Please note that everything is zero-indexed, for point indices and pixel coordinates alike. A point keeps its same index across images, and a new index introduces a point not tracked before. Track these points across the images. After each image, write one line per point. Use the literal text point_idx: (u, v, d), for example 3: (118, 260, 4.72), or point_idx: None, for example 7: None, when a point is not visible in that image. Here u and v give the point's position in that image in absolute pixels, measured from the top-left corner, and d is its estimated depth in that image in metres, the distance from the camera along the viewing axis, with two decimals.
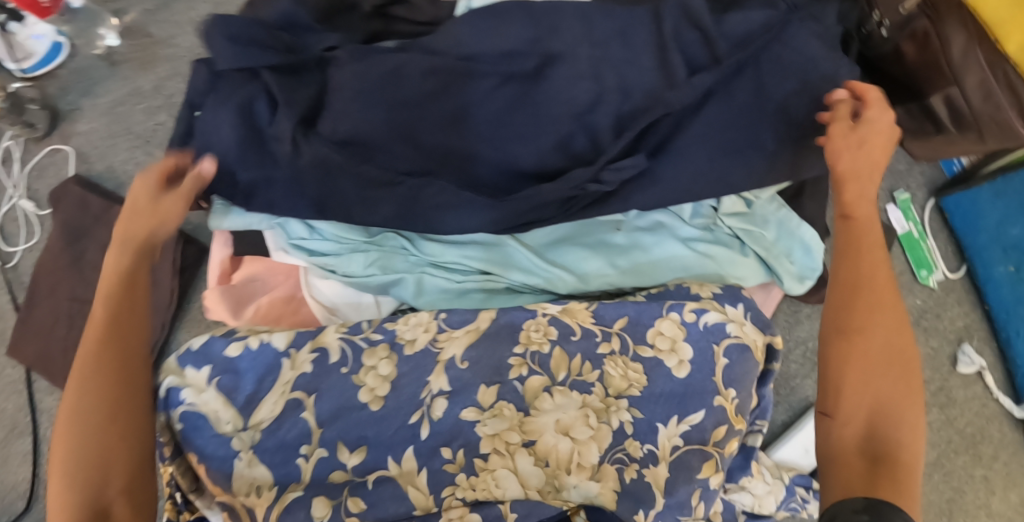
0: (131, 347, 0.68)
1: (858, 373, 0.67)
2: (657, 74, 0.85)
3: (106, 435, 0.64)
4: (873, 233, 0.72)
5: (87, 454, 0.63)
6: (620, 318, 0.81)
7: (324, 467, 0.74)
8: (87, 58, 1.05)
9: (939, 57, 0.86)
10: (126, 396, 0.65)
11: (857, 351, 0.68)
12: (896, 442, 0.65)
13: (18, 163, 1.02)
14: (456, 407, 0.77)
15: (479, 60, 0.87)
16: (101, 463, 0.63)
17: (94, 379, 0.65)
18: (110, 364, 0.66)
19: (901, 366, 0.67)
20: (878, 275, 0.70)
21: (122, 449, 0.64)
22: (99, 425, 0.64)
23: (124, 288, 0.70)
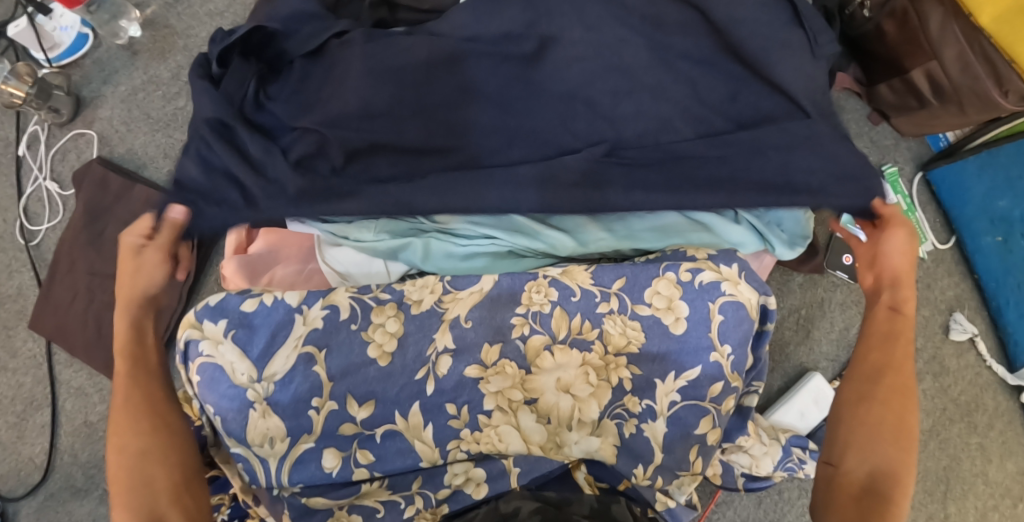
0: (149, 388, 0.78)
1: (867, 436, 0.76)
2: (649, 55, 0.90)
3: (148, 458, 0.74)
4: (908, 326, 0.81)
5: (132, 477, 0.73)
6: (618, 279, 0.83)
7: (335, 419, 0.77)
8: (110, 48, 1.10)
9: (918, 34, 0.90)
10: (156, 421, 0.76)
11: (869, 415, 0.77)
12: (890, 498, 0.72)
13: (43, 146, 1.07)
14: (460, 364, 0.80)
15: (482, 41, 0.92)
16: (147, 484, 0.73)
17: (127, 418, 0.75)
18: (137, 401, 0.76)
19: (907, 438, 0.75)
20: (904, 363, 0.79)
21: (163, 465, 0.74)
22: (138, 448, 0.74)
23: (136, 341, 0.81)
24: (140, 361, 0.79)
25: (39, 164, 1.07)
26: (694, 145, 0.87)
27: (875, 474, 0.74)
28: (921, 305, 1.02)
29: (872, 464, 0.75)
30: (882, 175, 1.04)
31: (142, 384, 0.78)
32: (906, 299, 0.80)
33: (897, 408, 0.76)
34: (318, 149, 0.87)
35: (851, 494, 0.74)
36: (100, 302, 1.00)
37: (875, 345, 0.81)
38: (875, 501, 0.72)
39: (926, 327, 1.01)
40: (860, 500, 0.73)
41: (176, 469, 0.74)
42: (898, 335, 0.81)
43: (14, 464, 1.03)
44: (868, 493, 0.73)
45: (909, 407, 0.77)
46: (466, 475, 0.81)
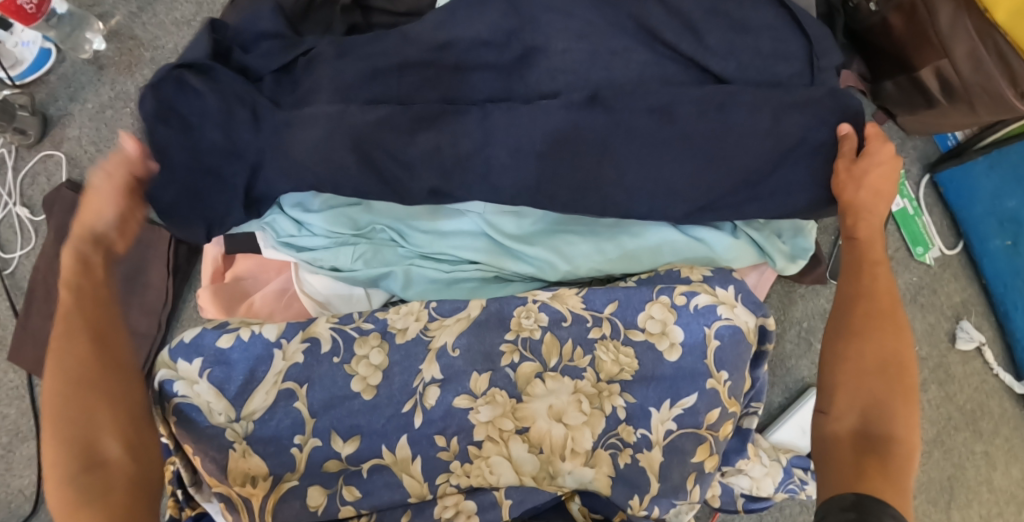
0: (96, 314, 0.68)
1: (852, 378, 0.70)
2: (642, 67, 0.86)
3: (87, 394, 0.64)
4: (879, 252, 0.76)
5: (67, 414, 0.63)
6: (610, 303, 0.80)
7: (319, 456, 0.75)
8: (74, 63, 1.06)
9: (927, 29, 0.85)
10: (101, 355, 0.66)
11: (851, 353, 0.72)
12: (890, 437, 0.67)
13: (12, 170, 1.03)
14: (448, 395, 0.77)
15: (457, 47, 0.86)
16: (91, 442, 0.63)
17: (64, 346, 0.65)
18: (80, 327, 0.66)
19: (897, 373, 0.70)
20: (879, 288, 0.74)
21: (104, 402, 0.64)
22: (75, 380, 0.64)
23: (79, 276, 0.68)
24: (86, 289, 0.68)
25: (8, 188, 1.03)
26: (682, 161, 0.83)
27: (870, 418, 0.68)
28: (927, 312, 0.97)
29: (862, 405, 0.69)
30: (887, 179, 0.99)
31: (86, 314, 0.67)
32: (870, 222, 0.76)
33: (879, 340, 0.71)
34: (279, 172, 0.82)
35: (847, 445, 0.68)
36: None
37: (857, 281, 0.75)
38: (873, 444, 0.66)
39: (932, 334, 0.97)
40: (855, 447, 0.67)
41: (121, 403, 0.65)
42: (874, 260, 0.76)
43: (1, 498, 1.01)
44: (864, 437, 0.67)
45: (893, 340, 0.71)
46: (456, 508, 0.78)
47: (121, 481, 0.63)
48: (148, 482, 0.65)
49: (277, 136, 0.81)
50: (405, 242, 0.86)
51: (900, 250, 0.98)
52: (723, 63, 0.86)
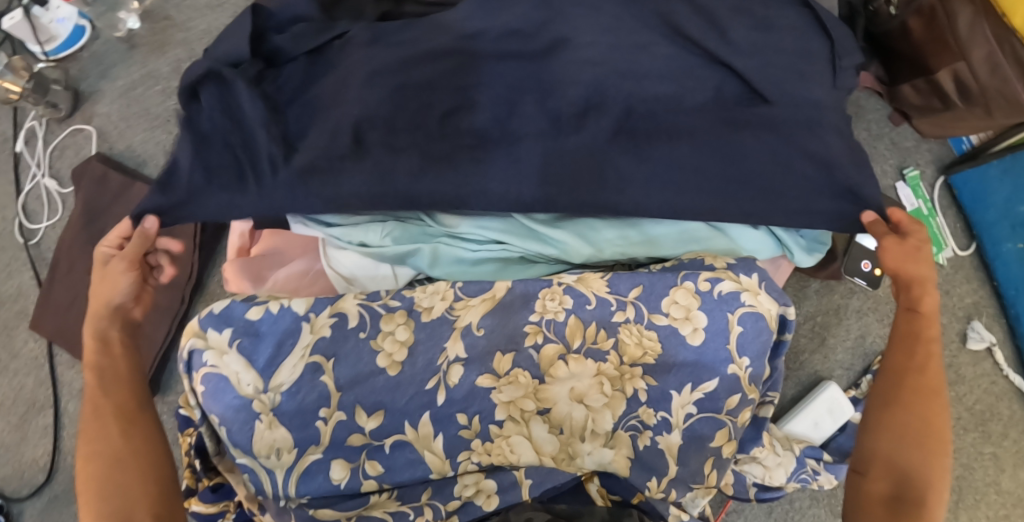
0: (122, 397, 0.74)
1: (891, 446, 0.74)
2: (670, 61, 0.87)
3: (119, 473, 0.71)
4: (932, 323, 0.79)
5: (107, 493, 0.70)
6: (634, 287, 0.81)
7: (343, 430, 0.76)
8: (108, 41, 1.07)
9: (946, 33, 0.88)
10: (130, 433, 0.73)
11: (895, 421, 0.75)
12: (922, 506, 0.71)
13: (41, 143, 1.05)
14: (471, 374, 0.78)
15: (488, 36, 0.88)
16: (122, 497, 0.70)
17: (97, 429, 0.72)
18: (106, 409, 0.73)
19: (935, 451, 0.73)
20: (929, 364, 0.76)
21: (137, 479, 0.71)
22: (110, 460, 0.71)
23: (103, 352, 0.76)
24: (109, 372, 0.76)
25: (37, 160, 1.05)
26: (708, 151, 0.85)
27: (905, 488, 0.72)
28: (939, 312, 0.99)
29: (898, 473, 0.73)
30: (902, 179, 1.03)
31: (113, 399, 0.74)
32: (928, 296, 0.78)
33: (923, 413, 0.74)
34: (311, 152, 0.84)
35: (879, 509, 0.72)
36: None
37: (906, 352, 0.78)
38: (902, 514, 0.71)
39: (943, 334, 0.99)
40: (885, 513, 0.71)
41: (152, 477, 0.72)
42: (925, 332, 0.78)
43: (16, 466, 1.02)
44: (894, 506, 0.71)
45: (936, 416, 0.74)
46: (476, 486, 0.79)
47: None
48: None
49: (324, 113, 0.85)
50: (431, 220, 0.87)
51: None
52: (749, 59, 0.87)
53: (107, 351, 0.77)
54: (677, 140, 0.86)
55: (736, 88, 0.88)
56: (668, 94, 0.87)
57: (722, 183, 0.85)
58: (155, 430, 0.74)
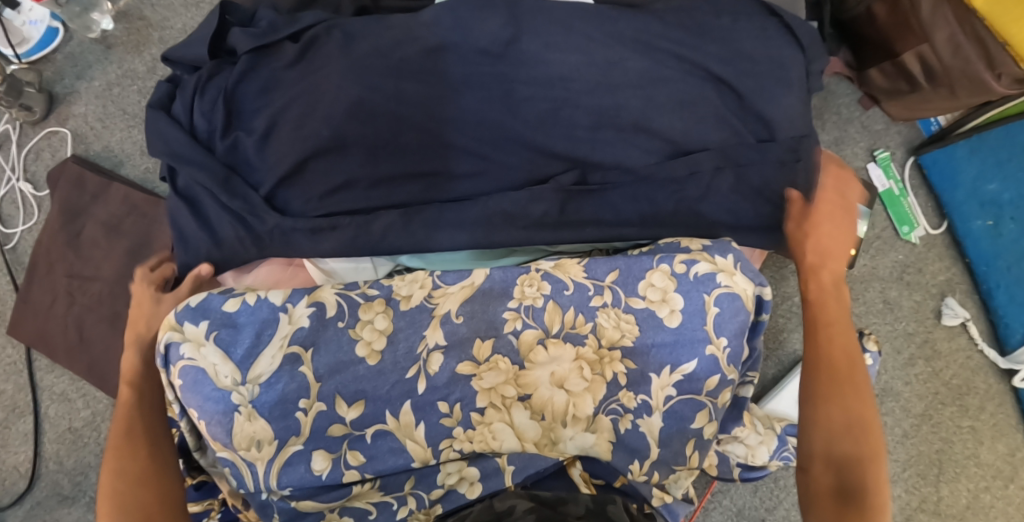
0: (155, 423, 0.77)
1: (825, 439, 0.72)
2: (640, 51, 0.89)
3: (142, 492, 0.72)
4: (831, 306, 0.79)
5: (123, 509, 0.70)
6: (611, 271, 0.82)
7: (324, 420, 0.76)
8: (82, 42, 1.07)
9: (909, 16, 0.89)
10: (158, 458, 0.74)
11: (823, 414, 0.73)
12: (866, 491, 0.69)
13: (16, 146, 1.04)
14: (452, 361, 0.79)
15: (461, 22, 0.88)
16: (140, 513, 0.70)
17: (126, 447, 0.74)
18: (139, 431, 0.75)
19: (868, 438, 0.71)
20: (836, 349, 0.77)
21: (158, 502, 0.71)
22: (138, 480, 0.72)
23: (145, 375, 0.80)
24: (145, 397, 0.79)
25: (12, 163, 1.04)
26: (682, 126, 0.88)
27: (850, 480, 0.70)
28: (913, 290, 1.00)
29: (838, 463, 0.71)
30: (874, 160, 1.03)
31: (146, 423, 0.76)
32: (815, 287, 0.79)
33: (848, 400, 0.73)
34: (283, 146, 0.86)
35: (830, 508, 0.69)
36: (81, 305, 0.99)
37: (815, 340, 0.78)
38: (851, 505, 0.68)
39: (918, 311, 1.00)
40: (835, 507, 0.69)
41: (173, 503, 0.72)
42: (829, 324, 0.79)
43: None
44: (843, 500, 0.69)
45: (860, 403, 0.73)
46: (460, 474, 0.79)
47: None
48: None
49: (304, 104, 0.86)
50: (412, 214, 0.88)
51: (888, 230, 1.02)
52: (717, 46, 0.89)
53: (148, 375, 0.80)
54: (648, 127, 0.88)
55: (704, 74, 0.89)
56: (640, 81, 0.88)
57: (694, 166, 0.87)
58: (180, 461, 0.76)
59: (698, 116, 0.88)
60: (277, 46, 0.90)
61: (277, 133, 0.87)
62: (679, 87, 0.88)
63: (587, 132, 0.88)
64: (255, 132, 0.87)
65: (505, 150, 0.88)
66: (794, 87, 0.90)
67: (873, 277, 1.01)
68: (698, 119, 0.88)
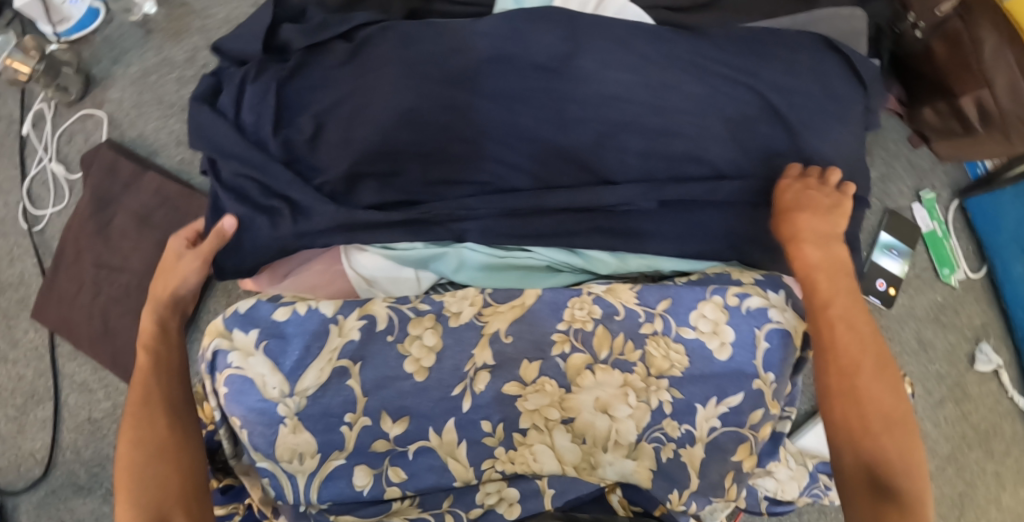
0: (171, 391, 0.76)
1: (848, 423, 0.71)
2: (701, 78, 0.86)
3: (153, 458, 0.71)
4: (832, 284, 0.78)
5: (140, 483, 0.69)
6: (663, 299, 0.81)
7: (367, 435, 0.75)
8: (122, 24, 1.05)
9: (970, 58, 0.89)
10: (175, 426, 0.73)
11: (835, 400, 0.73)
12: (893, 470, 0.68)
13: (49, 126, 1.03)
14: (497, 381, 0.78)
15: (519, 34, 0.85)
16: (156, 487, 0.69)
17: (145, 417, 0.73)
18: (157, 399, 0.75)
19: (887, 420, 0.70)
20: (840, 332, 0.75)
21: (173, 471, 0.70)
22: (153, 448, 0.71)
23: (160, 340, 0.80)
24: (161, 363, 0.78)
25: (45, 144, 1.02)
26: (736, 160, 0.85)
27: (888, 468, 0.68)
28: (948, 331, 1.01)
29: (863, 446, 0.70)
30: (918, 201, 1.04)
31: (165, 391, 0.76)
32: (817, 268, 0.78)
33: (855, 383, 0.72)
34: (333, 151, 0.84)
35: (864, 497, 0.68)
36: (107, 296, 0.96)
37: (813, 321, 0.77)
38: (882, 486, 0.68)
39: (951, 354, 1.01)
40: (871, 496, 0.68)
41: (184, 474, 0.71)
42: (827, 306, 0.77)
43: (13, 459, 0.99)
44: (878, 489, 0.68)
45: (881, 391, 0.72)
46: (498, 494, 0.79)
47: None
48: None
49: (356, 108, 0.84)
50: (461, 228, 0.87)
51: (927, 270, 1.03)
52: (777, 77, 0.87)
53: (162, 340, 0.80)
54: (704, 155, 0.84)
55: (764, 104, 0.86)
56: (699, 109, 0.85)
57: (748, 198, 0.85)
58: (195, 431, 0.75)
59: (755, 147, 0.85)
60: (329, 45, 0.88)
61: (326, 137, 0.85)
62: (737, 117, 0.86)
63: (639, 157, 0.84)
64: (300, 132, 0.84)
65: (557, 169, 0.85)
66: (851, 124, 0.89)
67: (910, 316, 1.01)
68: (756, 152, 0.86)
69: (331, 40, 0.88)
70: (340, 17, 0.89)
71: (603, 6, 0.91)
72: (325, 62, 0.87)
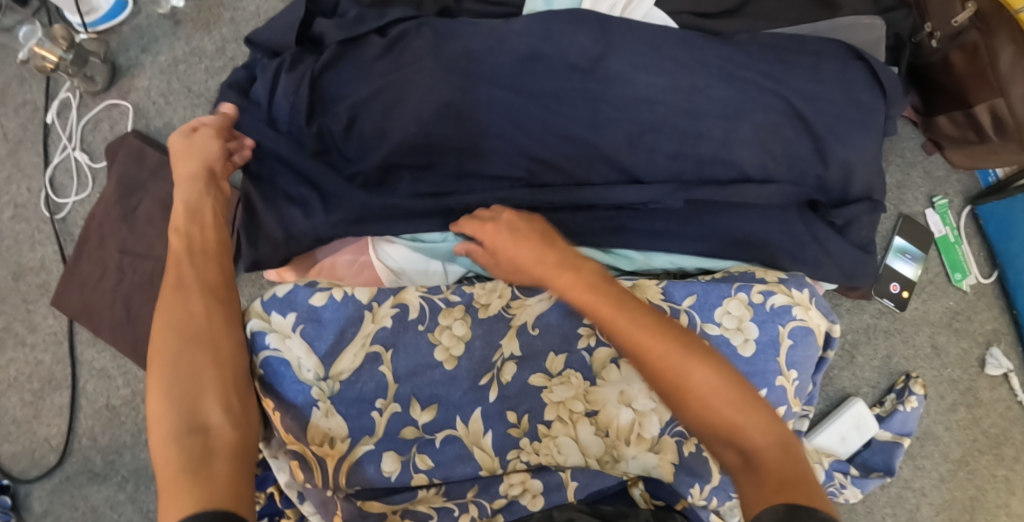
0: (206, 271, 0.71)
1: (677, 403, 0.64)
2: (728, 80, 0.88)
3: (191, 350, 0.65)
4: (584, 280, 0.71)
5: (176, 364, 0.64)
6: (689, 295, 0.82)
7: (397, 421, 0.76)
8: (150, 16, 1.06)
9: (987, 69, 0.91)
10: (212, 310, 0.68)
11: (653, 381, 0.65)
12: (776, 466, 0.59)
13: (75, 114, 1.04)
14: (525, 372, 0.79)
15: (551, 34, 0.87)
16: (191, 372, 0.64)
17: (178, 302, 0.68)
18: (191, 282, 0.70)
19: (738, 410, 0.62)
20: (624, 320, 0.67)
21: (209, 357, 0.65)
22: (188, 335, 0.66)
23: (190, 219, 0.76)
24: (195, 246, 0.74)
25: (70, 131, 1.04)
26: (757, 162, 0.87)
27: (740, 440, 0.61)
28: (960, 337, 1.04)
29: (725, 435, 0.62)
30: (932, 206, 1.07)
31: (206, 281, 0.70)
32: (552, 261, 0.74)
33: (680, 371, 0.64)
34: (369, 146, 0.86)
35: (739, 475, 0.61)
36: (131, 282, 0.97)
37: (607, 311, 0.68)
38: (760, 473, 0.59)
39: (963, 359, 1.04)
40: (783, 487, 0.57)
41: (226, 370, 0.66)
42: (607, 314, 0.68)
43: (27, 445, 0.99)
44: (751, 468, 0.60)
45: (704, 367, 0.63)
46: (523, 486, 0.79)
47: (218, 445, 0.61)
48: (241, 451, 0.62)
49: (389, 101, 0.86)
50: None
51: (940, 275, 1.06)
52: (801, 82, 0.89)
53: (194, 221, 0.76)
54: (729, 156, 0.87)
55: (788, 109, 0.89)
56: (725, 112, 0.87)
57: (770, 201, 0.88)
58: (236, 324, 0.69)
59: (780, 150, 0.88)
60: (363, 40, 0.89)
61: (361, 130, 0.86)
62: (762, 121, 0.87)
63: (665, 158, 0.87)
64: (336, 122, 0.86)
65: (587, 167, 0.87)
66: (872, 130, 0.91)
67: (924, 321, 1.04)
68: (779, 155, 0.88)
69: (366, 34, 0.89)
70: (375, 12, 0.90)
71: (632, 10, 0.93)
72: (359, 56, 0.88)
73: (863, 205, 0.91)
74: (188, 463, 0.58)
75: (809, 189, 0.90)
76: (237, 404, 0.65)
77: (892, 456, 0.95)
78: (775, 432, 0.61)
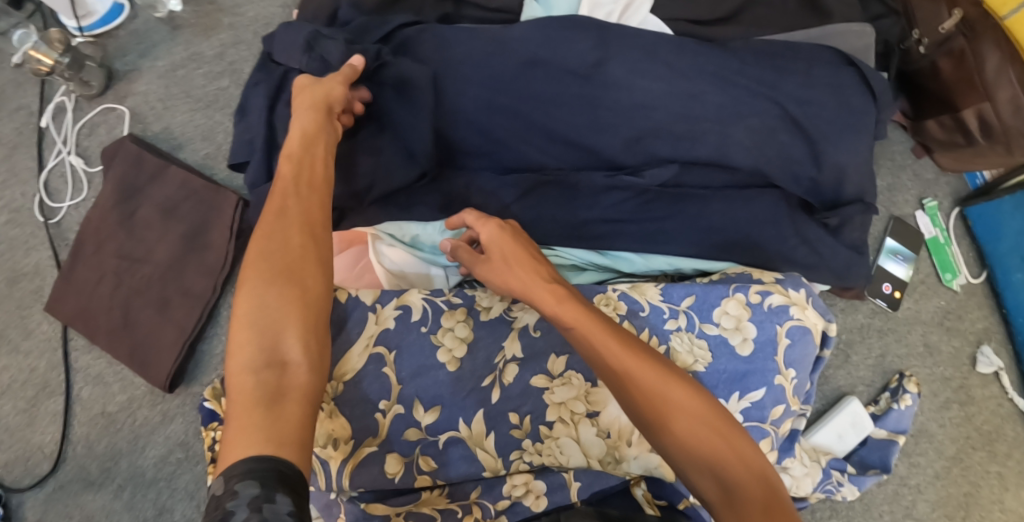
0: (309, 206, 0.69)
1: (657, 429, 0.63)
2: (725, 84, 0.89)
3: (281, 290, 0.63)
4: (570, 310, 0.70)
5: (263, 300, 0.62)
6: (687, 297, 0.83)
7: (400, 424, 0.77)
8: (148, 20, 1.07)
9: (973, 73, 0.93)
10: (308, 246, 0.66)
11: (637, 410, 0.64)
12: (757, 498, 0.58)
13: (71, 117, 1.04)
14: (526, 374, 0.79)
15: (550, 40, 0.88)
16: (279, 309, 0.62)
17: (277, 229, 0.66)
18: (292, 213, 0.67)
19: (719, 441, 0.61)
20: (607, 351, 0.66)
21: (298, 296, 0.63)
22: (285, 267, 0.64)
23: (306, 146, 0.73)
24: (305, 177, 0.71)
25: (65, 135, 1.03)
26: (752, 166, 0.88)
27: (722, 471, 0.60)
28: (952, 335, 1.06)
29: (706, 466, 0.61)
30: (922, 208, 1.09)
31: (305, 217, 0.68)
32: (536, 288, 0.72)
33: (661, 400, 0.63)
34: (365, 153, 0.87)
35: (721, 512, 0.59)
36: (127, 288, 0.96)
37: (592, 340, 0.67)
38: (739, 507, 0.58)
39: (955, 357, 1.05)
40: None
41: (312, 312, 0.64)
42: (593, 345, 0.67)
43: (20, 452, 0.97)
44: (732, 501, 0.59)
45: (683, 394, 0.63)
46: (526, 487, 0.79)
47: (295, 387, 0.60)
48: (312, 402, 0.60)
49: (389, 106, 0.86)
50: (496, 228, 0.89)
51: (931, 275, 1.08)
52: (796, 87, 0.90)
53: (309, 150, 0.73)
54: (726, 159, 0.88)
55: (783, 113, 0.90)
56: (721, 117, 0.88)
57: (770, 212, 0.89)
58: (320, 266, 0.66)
59: (778, 152, 0.89)
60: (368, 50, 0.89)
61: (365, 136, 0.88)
62: (758, 125, 0.88)
63: (661, 162, 0.89)
64: None
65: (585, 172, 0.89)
66: (865, 133, 0.92)
67: (915, 320, 1.06)
68: (776, 156, 0.89)
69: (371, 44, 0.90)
70: (377, 19, 0.91)
71: (628, 16, 0.94)
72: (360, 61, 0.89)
73: (856, 206, 0.92)
74: (259, 410, 0.57)
75: (804, 191, 0.92)
76: (319, 350, 0.63)
77: (889, 453, 0.96)
78: (764, 472, 0.60)
